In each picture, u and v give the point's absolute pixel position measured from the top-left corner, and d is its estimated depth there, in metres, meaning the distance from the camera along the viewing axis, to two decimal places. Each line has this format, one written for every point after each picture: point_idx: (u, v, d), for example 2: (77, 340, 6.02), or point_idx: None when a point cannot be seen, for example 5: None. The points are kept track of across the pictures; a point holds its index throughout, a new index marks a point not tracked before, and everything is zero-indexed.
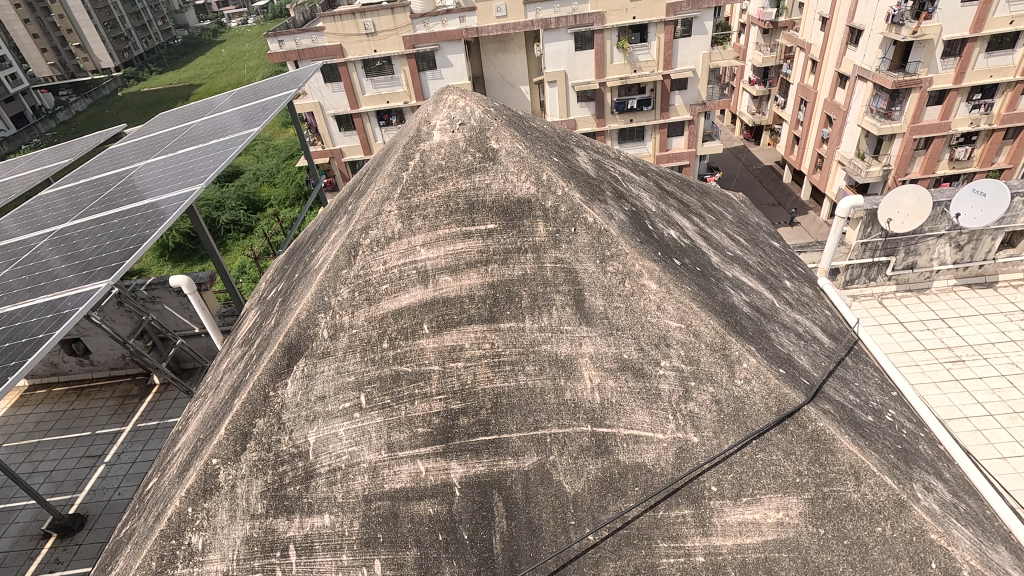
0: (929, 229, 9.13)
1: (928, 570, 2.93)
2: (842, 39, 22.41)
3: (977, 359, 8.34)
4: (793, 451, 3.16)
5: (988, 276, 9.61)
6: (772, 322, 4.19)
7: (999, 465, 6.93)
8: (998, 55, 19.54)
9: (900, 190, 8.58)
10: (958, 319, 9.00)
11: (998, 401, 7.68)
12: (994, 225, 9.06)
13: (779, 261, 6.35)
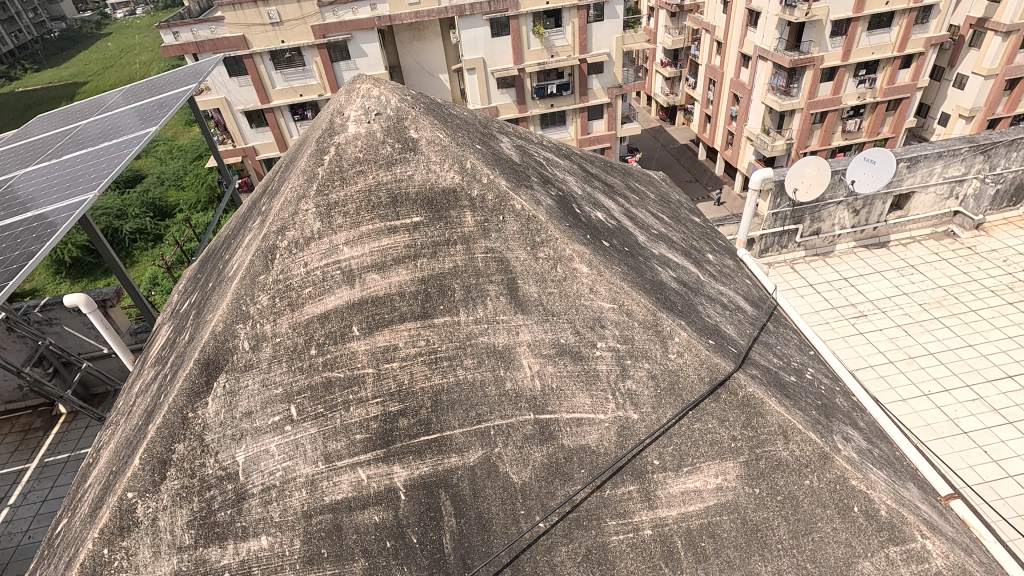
0: (831, 197, 9.81)
1: (851, 514, 3.18)
2: (743, 21, 23.60)
3: (877, 312, 9.11)
4: (727, 418, 3.30)
5: (882, 236, 10.52)
6: (698, 295, 4.35)
7: (900, 406, 7.62)
8: (878, 33, 21.30)
9: (802, 161, 9.07)
10: (859, 278, 9.79)
11: (897, 349, 8.43)
12: (885, 190, 9.88)
13: (701, 236, 6.60)
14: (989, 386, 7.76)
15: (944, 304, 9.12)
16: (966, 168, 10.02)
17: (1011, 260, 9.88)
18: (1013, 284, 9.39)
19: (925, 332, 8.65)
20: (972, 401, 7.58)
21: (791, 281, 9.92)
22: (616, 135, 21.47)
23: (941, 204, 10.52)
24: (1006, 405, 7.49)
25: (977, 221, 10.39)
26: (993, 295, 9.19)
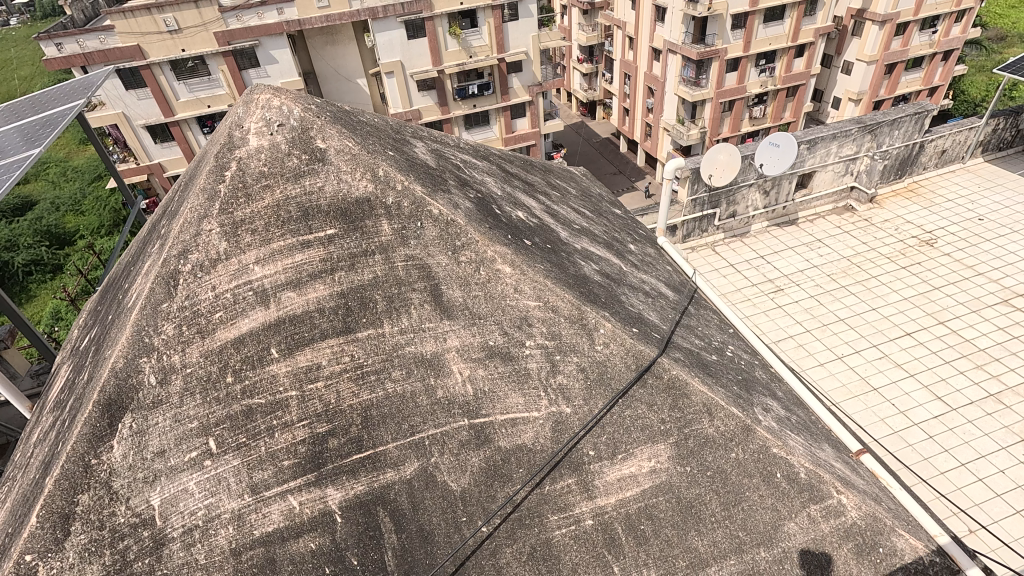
0: (743, 180, 10.39)
1: (774, 479, 3.40)
2: (651, 17, 24.60)
3: (792, 285, 9.76)
4: (655, 402, 3.45)
5: (791, 215, 11.28)
6: (622, 285, 4.50)
7: (818, 370, 8.21)
8: (773, 26, 22.80)
9: (715, 148, 9.52)
10: (774, 255, 10.45)
11: (811, 318, 9.08)
12: (789, 171, 10.59)
13: (622, 227, 6.82)
14: (892, 344, 8.51)
15: (849, 272, 9.91)
16: (857, 147, 10.94)
17: (901, 228, 10.86)
18: (906, 249, 10.33)
19: (834, 301, 9.35)
20: (879, 360, 8.28)
21: (713, 263, 10.45)
22: (539, 132, 21.79)
23: (839, 180, 11.41)
24: (908, 360, 8.24)
25: (870, 195, 11.37)
26: (889, 261, 10.08)
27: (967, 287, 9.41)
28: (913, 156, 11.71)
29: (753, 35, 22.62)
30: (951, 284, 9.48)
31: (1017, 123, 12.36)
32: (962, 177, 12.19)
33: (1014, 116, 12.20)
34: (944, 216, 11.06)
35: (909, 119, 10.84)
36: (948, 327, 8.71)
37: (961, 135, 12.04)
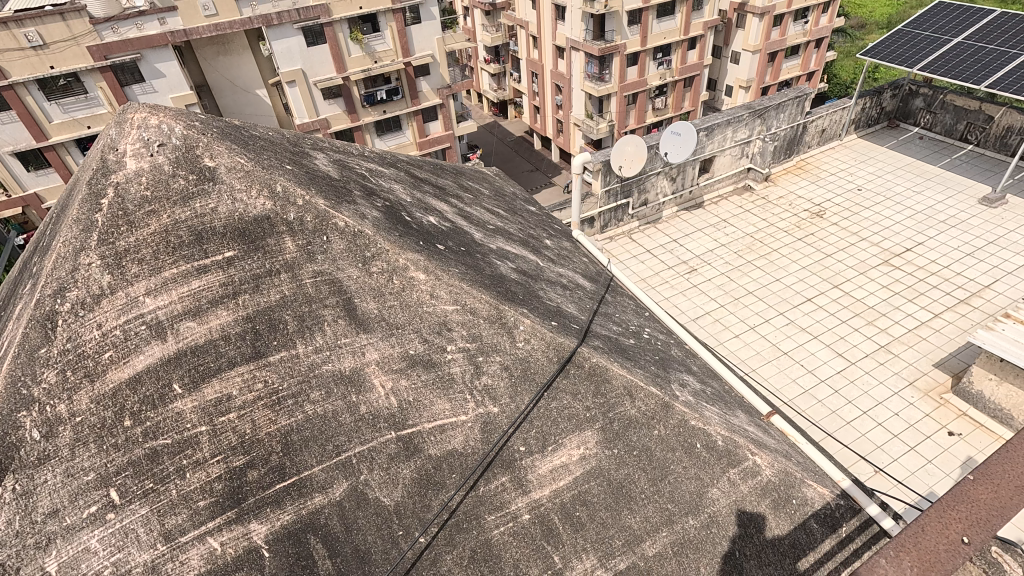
0: (651, 169, 10.88)
1: (695, 450, 3.63)
2: (551, 16, 25.21)
3: (704, 265, 10.36)
4: (579, 391, 3.60)
5: (697, 199, 11.98)
6: (539, 281, 4.60)
7: (734, 342, 8.78)
8: (665, 21, 24.03)
9: (622, 141, 9.89)
10: (686, 238, 11.06)
11: (724, 294, 9.69)
12: (692, 158, 11.21)
13: (537, 223, 6.95)
14: (796, 310, 9.25)
15: (753, 248, 10.66)
16: (749, 131, 11.73)
17: (794, 203, 11.81)
18: (800, 222, 11.23)
19: (743, 276, 10.03)
20: (786, 326, 8.98)
21: (631, 250, 10.90)
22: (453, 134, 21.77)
23: (737, 163, 12.23)
24: (810, 323, 8.99)
25: (765, 175, 12.29)
26: (787, 234, 10.93)
27: (854, 252, 10.38)
28: (798, 137, 12.78)
29: (648, 31, 23.71)
30: (840, 251, 10.43)
31: (879, 101, 13.81)
32: (840, 153, 13.45)
33: (877, 95, 13.60)
34: (828, 189, 12.15)
35: (791, 102, 11.77)
36: (841, 289, 9.57)
37: (835, 115, 13.24)
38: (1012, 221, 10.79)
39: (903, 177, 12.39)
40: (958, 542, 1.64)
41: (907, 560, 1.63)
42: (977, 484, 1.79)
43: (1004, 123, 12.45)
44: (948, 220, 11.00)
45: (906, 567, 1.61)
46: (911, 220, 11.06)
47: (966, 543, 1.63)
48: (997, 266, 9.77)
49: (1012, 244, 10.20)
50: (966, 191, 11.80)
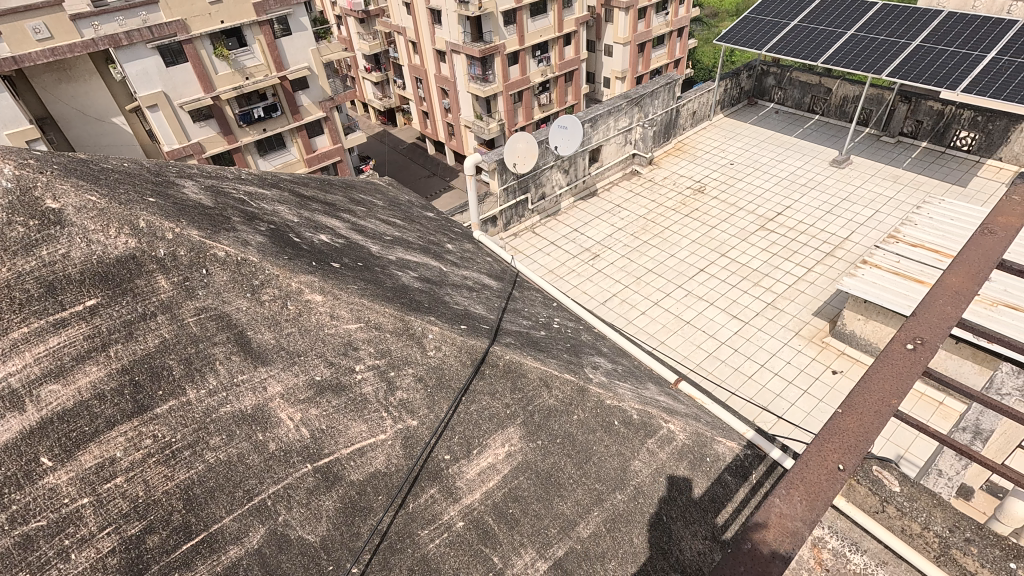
0: (544, 163, 11.18)
1: (613, 425, 3.85)
2: (427, 20, 25.18)
3: (606, 250, 10.87)
4: (496, 389, 3.66)
5: (591, 187, 12.52)
6: (444, 286, 4.58)
7: (641, 319, 9.31)
8: (540, 19, 24.83)
9: (514, 138, 9.97)
10: (585, 226, 11.53)
11: (627, 275, 10.22)
12: (581, 149, 11.66)
13: (437, 228, 6.90)
14: (692, 281, 9.94)
15: (647, 228, 11.31)
16: (629, 119, 12.41)
17: (678, 182, 12.65)
18: (685, 199, 12.06)
19: (642, 255, 10.63)
20: (686, 297, 9.65)
21: (536, 243, 11.19)
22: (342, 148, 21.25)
23: (622, 150, 12.91)
24: (705, 291, 9.71)
25: (648, 159, 13.05)
26: (675, 212, 11.69)
27: (735, 221, 11.30)
28: (673, 121, 13.68)
29: (525, 30, 24.37)
30: (723, 222, 11.32)
31: (738, 82, 15.12)
32: (711, 132, 14.57)
33: (735, 77, 14.88)
34: (705, 167, 13.12)
35: (664, 89, 12.56)
36: (729, 257, 10.41)
37: (703, 97, 14.29)
38: (858, 178, 12.27)
39: (767, 149, 13.66)
40: (835, 470, 1.83)
41: (796, 496, 1.79)
42: (845, 415, 1.99)
43: (841, 94, 14.11)
44: (808, 184, 12.26)
45: (796, 502, 1.77)
46: (778, 187, 12.22)
47: (841, 470, 1.82)
48: (853, 219, 11.03)
49: (861, 199, 11.57)
50: (819, 156, 13.23)
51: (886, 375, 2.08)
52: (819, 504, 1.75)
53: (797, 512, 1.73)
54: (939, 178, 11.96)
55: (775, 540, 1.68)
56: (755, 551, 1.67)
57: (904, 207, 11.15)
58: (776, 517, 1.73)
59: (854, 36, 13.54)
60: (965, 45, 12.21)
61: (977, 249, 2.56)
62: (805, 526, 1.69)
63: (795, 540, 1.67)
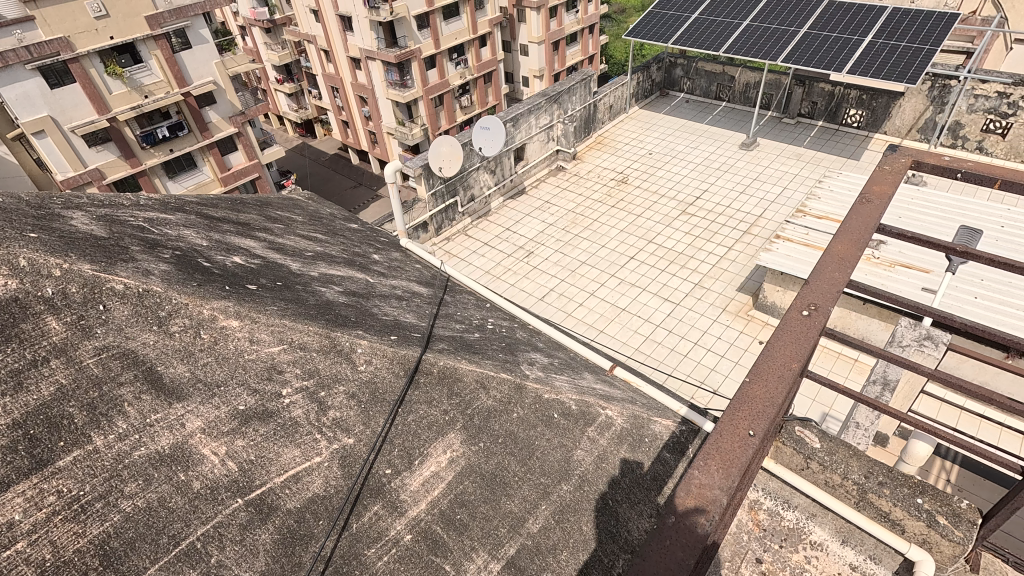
0: (469, 165, 11.19)
1: (553, 417, 3.94)
2: (339, 28, 26.02)
3: (540, 246, 11.08)
4: (432, 397, 3.68)
5: (519, 185, 12.71)
6: (371, 298, 4.50)
7: (579, 311, 9.60)
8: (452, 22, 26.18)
9: (437, 142, 9.91)
10: (517, 225, 11.70)
11: (562, 269, 10.50)
12: (505, 149, 11.76)
13: (362, 239, 6.77)
14: (623, 270, 10.34)
15: (577, 222, 11.61)
16: (550, 117, 12.63)
17: (603, 174, 13.04)
18: (610, 191, 12.45)
19: (575, 249, 10.93)
20: (619, 285, 10.03)
21: (469, 245, 11.23)
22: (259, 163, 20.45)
23: (546, 147, 13.13)
24: (637, 278, 10.13)
25: (572, 154, 13.34)
26: (602, 204, 12.06)
27: (658, 209, 11.80)
28: (592, 115, 14.04)
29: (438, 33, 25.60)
30: (647, 210, 11.79)
31: (649, 74, 15.72)
32: (628, 124, 15.06)
33: (646, 70, 15.46)
34: (626, 158, 13.57)
35: (580, 85, 12.86)
36: (656, 243, 10.87)
37: (618, 91, 14.73)
38: (765, 158, 13.08)
39: (681, 137, 14.29)
40: (746, 436, 1.95)
41: (713, 466, 1.89)
42: (752, 383, 2.12)
43: (743, 81, 14.97)
44: (722, 168, 12.93)
45: (713, 472, 1.88)
46: (694, 172, 12.83)
47: (752, 435, 1.94)
48: (764, 198, 11.76)
49: (770, 178, 12.35)
50: (728, 140, 13.99)
51: (786, 341, 2.23)
52: (734, 470, 1.86)
53: (715, 481, 1.83)
54: (836, 154, 12.96)
55: (697, 511, 1.77)
56: (678, 523, 1.77)
57: (807, 182, 12.02)
58: (696, 487, 1.83)
59: (749, 26, 14.51)
60: (848, 30, 13.28)
61: (859, 217, 2.78)
62: (723, 493, 1.80)
63: (714, 507, 1.77)
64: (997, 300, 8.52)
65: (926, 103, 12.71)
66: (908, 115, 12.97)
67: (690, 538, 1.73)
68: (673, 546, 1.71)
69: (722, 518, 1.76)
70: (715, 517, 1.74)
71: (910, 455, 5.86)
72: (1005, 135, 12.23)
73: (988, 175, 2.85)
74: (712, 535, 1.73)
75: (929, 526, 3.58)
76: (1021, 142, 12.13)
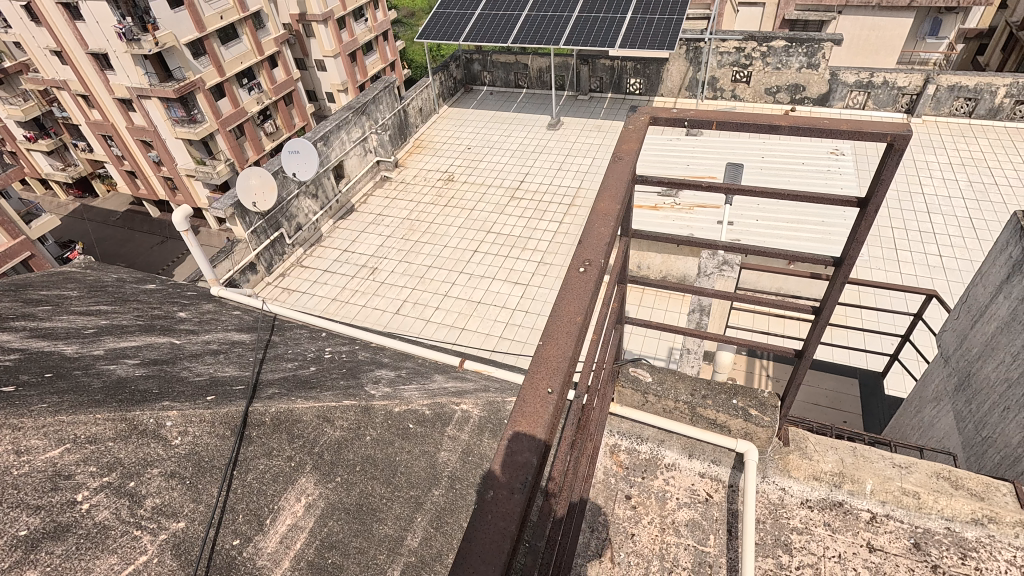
0: (287, 194, 10.49)
1: (409, 428, 3.88)
2: (93, 67, 23.37)
3: (381, 261, 10.81)
4: (270, 447, 3.44)
5: (346, 204, 12.24)
6: (179, 361, 4.07)
7: (436, 317, 9.62)
8: (233, 45, 25.25)
9: (243, 174, 9.18)
10: (353, 244, 11.28)
11: (410, 278, 10.39)
12: (321, 169, 11.18)
13: (163, 299, 6.04)
14: (469, 264, 10.58)
15: (414, 228, 11.53)
16: (361, 129, 12.29)
17: (428, 176, 13.09)
18: (438, 191, 12.53)
19: (419, 256, 10.87)
20: (468, 282, 10.23)
21: (307, 277, 10.54)
22: (28, 240, 17.49)
23: (365, 161, 12.77)
24: (485, 270, 10.44)
25: (394, 162, 13.17)
26: (434, 205, 12.11)
27: (488, 199, 12.17)
28: (404, 121, 13.93)
29: (220, 59, 24.55)
30: (478, 203, 12.11)
31: (449, 73, 15.98)
32: (441, 124, 15.20)
33: (445, 69, 15.72)
34: (448, 156, 13.75)
35: (384, 93, 12.68)
36: (494, 232, 11.22)
37: (424, 93, 14.74)
38: (571, 134, 14.11)
39: (493, 128, 14.81)
40: (547, 394, 2.12)
41: (522, 429, 2.01)
42: (546, 344, 2.28)
43: (535, 67, 15.89)
44: (536, 149, 13.69)
45: (521, 435, 2.00)
46: (513, 159, 13.40)
47: (551, 392, 2.11)
48: (579, 170, 12.70)
49: (580, 151, 13.35)
50: (535, 124, 14.80)
51: (569, 299, 2.43)
52: (540, 428, 2.01)
53: (523, 444, 1.96)
54: None
55: (513, 478, 1.87)
56: (497, 496, 1.86)
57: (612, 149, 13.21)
58: (508, 455, 1.93)
59: (529, 16, 15.34)
60: (612, 9, 14.73)
61: (614, 174, 3.12)
62: (532, 454, 1.93)
63: (526, 471, 1.90)
64: (771, 219, 10.23)
65: (686, 65, 14.78)
66: (676, 76, 15.02)
67: (509, 506, 1.82)
68: (496, 519, 1.80)
69: (535, 478, 1.90)
70: (530, 479, 1.87)
71: (720, 364, 7.41)
72: (749, 82, 14.61)
73: (705, 119, 3.32)
74: (528, 497, 1.86)
75: (746, 419, 4.16)
76: (761, 86, 14.55)
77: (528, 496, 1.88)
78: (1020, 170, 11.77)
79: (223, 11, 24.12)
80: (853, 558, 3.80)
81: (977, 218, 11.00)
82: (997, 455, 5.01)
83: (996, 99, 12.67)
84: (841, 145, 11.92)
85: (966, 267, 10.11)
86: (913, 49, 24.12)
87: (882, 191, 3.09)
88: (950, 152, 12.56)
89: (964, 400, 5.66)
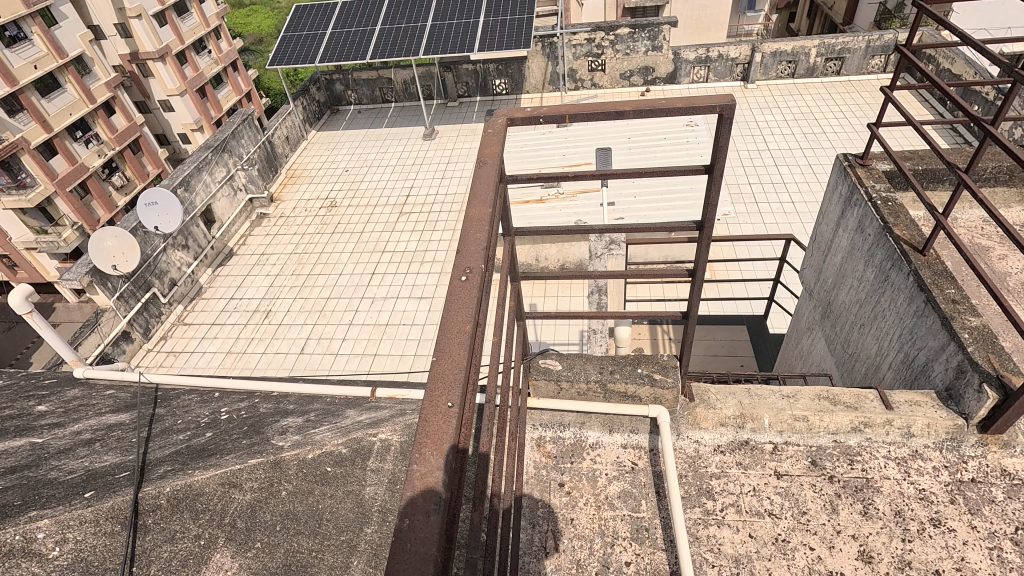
0: (153, 250, 9.57)
1: (328, 472, 3.60)
2: None
3: (276, 301, 10.21)
4: (171, 532, 3.23)
5: (223, 249, 11.40)
6: (44, 463, 3.76)
7: (344, 348, 9.25)
8: (57, 96, 22.64)
9: (96, 236, 8.36)
10: (240, 290, 10.52)
11: (310, 314, 9.90)
12: (187, 217, 10.26)
13: (12, 395, 5.31)
14: (370, 288, 10.29)
15: (305, 262, 10.99)
16: (225, 167, 11.49)
17: (309, 206, 12.52)
18: (323, 219, 12.04)
19: (317, 288, 10.39)
20: (372, 305, 9.95)
21: (192, 334, 9.70)
22: None
23: (235, 201, 11.91)
24: (386, 290, 10.21)
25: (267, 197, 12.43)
26: (322, 234, 11.62)
27: (377, 219, 11.90)
28: (272, 152, 13.17)
29: (43, 113, 21.82)
30: (367, 224, 11.79)
31: (311, 96, 15.36)
32: (311, 150, 14.59)
33: (306, 93, 15.07)
34: (326, 182, 13.24)
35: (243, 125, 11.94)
36: (390, 251, 10.99)
37: (288, 121, 14.06)
38: (447, 142, 14.16)
39: (367, 146, 14.47)
40: (447, 409, 2.11)
41: (427, 451, 2.00)
42: (440, 357, 2.28)
43: (399, 79, 15.76)
44: (415, 162, 13.56)
45: (429, 458, 1.99)
46: (394, 175, 13.19)
47: (452, 406, 2.11)
48: (461, 176, 12.76)
49: (457, 157, 13.45)
50: (410, 137, 14.67)
51: (455, 309, 2.44)
52: (445, 447, 2.00)
53: (435, 464, 1.94)
54: None
55: (426, 501, 1.84)
56: (413, 523, 1.82)
57: None
58: (417, 478, 1.92)
59: (383, 29, 15.13)
60: (464, 15, 15.00)
61: (481, 179, 3.17)
62: (441, 472, 1.93)
63: (438, 491, 1.88)
64: (646, 194, 10.92)
65: (546, 61, 15.31)
66: (537, 73, 15.54)
67: (427, 529, 1.80)
68: (415, 545, 1.78)
69: (447, 494, 1.90)
70: (442, 495, 1.85)
71: (620, 340, 8.00)
72: (605, 70, 15.46)
73: (557, 113, 3.48)
74: (445, 515, 1.84)
75: (652, 385, 4.39)
76: (616, 72, 15.48)
77: (444, 514, 1.87)
78: (841, 118, 13.47)
79: (36, 60, 21.49)
80: (766, 488, 4.16)
81: (815, 165, 12.48)
82: (862, 367, 5.68)
83: (811, 58, 14.44)
84: (694, 118, 13.00)
85: (814, 209, 11.41)
86: (739, 23, 27.23)
87: (721, 158, 3.41)
88: (784, 110, 14.12)
89: (830, 325, 6.39)
